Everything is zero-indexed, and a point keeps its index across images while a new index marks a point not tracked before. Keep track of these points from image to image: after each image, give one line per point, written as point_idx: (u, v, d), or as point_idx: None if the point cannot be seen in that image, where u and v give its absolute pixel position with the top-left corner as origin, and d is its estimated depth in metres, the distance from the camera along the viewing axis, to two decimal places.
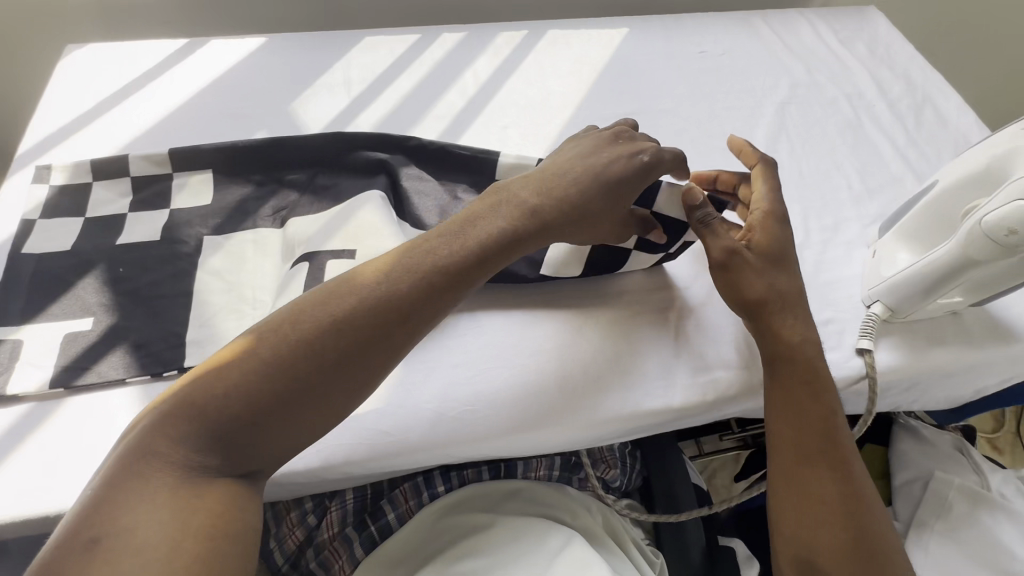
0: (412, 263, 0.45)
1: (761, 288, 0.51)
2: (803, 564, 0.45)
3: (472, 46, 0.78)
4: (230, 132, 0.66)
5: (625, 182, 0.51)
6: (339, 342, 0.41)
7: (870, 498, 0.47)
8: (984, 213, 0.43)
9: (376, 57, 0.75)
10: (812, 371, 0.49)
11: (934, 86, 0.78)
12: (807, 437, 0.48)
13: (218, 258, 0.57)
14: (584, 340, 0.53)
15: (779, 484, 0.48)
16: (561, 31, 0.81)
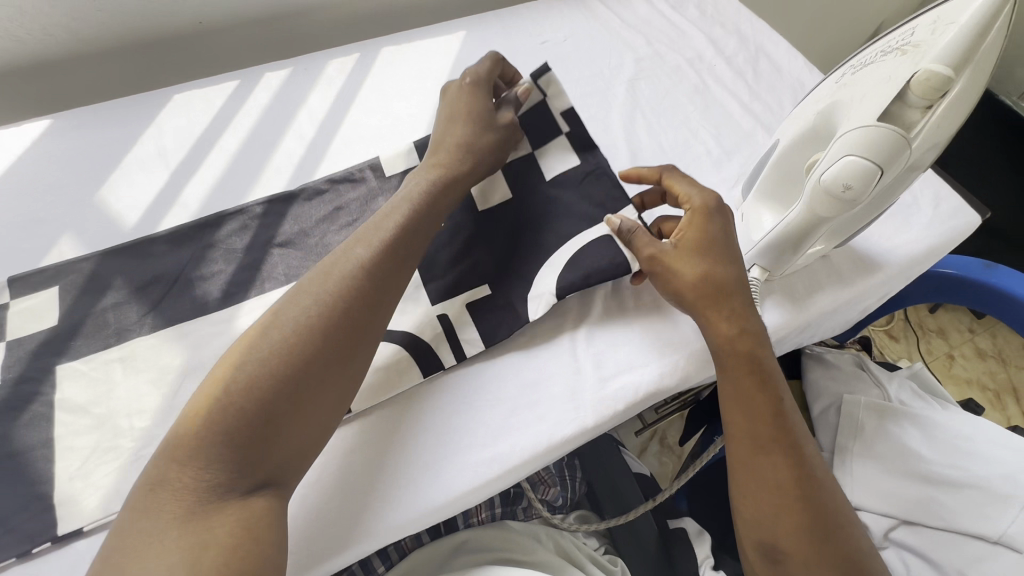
0: (362, 240, 0.47)
1: (693, 283, 0.49)
2: (764, 545, 0.46)
3: (301, 82, 0.70)
4: (28, 246, 0.56)
5: (480, 108, 0.57)
6: (321, 329, 0.42)
7: (824, 480, 0.47)
8: (821, 172, 0.43)
9: (192, 116, 0.66)
10: (756, 358, 0.48)
11: (763, 36, 0.81)
12: (760, 428, 0.47)
13: (51, 397, 0.47)
14: (517, 398, 0.50)
15: (739, 470, 0.48)
16: (395, 47, 0.75)
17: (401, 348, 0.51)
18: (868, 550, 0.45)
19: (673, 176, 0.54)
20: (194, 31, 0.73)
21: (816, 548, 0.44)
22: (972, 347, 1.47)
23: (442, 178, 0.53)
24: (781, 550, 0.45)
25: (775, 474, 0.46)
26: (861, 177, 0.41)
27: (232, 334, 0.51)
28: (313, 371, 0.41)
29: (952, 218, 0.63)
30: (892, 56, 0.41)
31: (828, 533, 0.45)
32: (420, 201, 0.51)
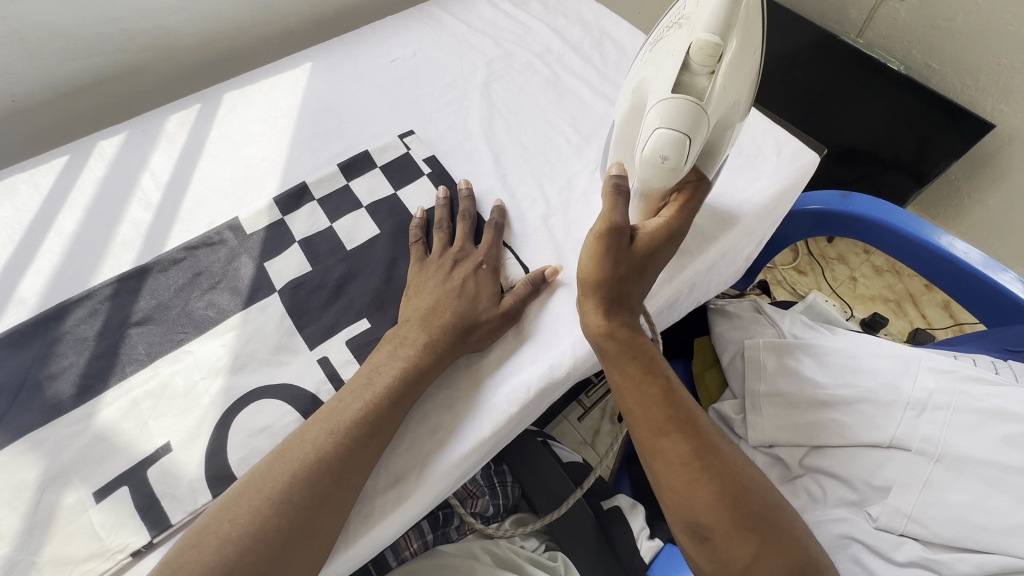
0: (326, 424, 0.45)
1: (613, 288, 0.50)
2: (693, 527, 0.47)
3: (141, 144, 0.66)
4: None
5: (483, 296, 0.53)
6: (279, 521, 0.41)
7: (720, 443, 0.49)
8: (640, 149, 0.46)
9: (18, 202, 0.61)
10: (631, 353, 0.50)
11: (604, 19, 0.84)
12: (654, 413, 0.49)
13: None
14: (408, 445, 0.48)
15: (648, 464, 0.50)
16: (238, 90, 0.72)
17: (287, 405, 0.49)
18: (778, 501, 0.47)
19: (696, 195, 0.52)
20: (7, 110, 0.67)
21: (733, 514, 0.46)
22: (870, 265, 1.59)
23: (427, 364, 0.49)
24: (705, 529, 0.46)
25: (677, 457, 0.48)
26: (677, 146, 0.44)
27: (94, 429, 0.47)
28: (270, 566, 0.39)
29: (794, 160, 0.67)
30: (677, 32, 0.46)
31: (736, 492, 0.47)
32: (395, 398, 0.47)
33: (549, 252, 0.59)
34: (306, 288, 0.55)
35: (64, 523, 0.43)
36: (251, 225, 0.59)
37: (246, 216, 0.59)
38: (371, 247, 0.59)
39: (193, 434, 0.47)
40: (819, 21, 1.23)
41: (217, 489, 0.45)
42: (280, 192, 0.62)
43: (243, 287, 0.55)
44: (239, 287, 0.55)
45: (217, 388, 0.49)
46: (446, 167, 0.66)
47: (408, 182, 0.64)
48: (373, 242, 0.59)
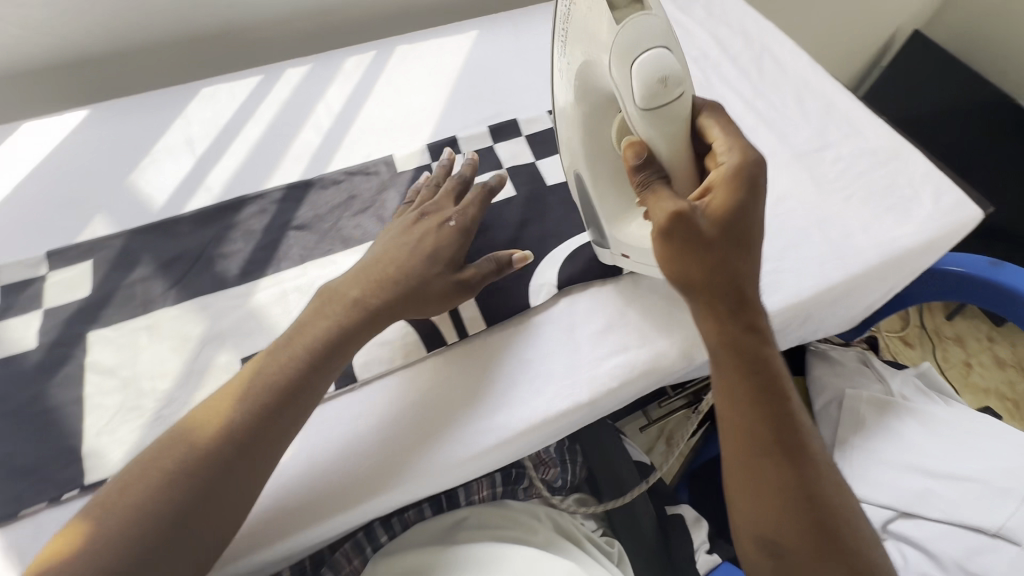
0: (268, 362, 0.46)
1: (727, 277, 0.44)
2: (768, 544, 0.45)
3: (320, 78, 0.74)
4: (63, 222, 0.59)
5: (444, 251, 0.52)
6: (216, 451, 0.42)
7: (825, 473, 0.45)
8: (638, 99, 0.45)
9: (217, 108, 0.70)
10: (741, 353, 0.45)
11: (769, 35, 0.82)
12: (762, 426, 0.45)
13: (92, 355, 0.50)
14: (501, 400, 0.51)
15: (735, 474, 0.46)
16: (410, 45, 0.78)
17: (410, 326, 0.54)
18: (873, 544, 0.44)
19: (716, 116, 0.49)
20: (221, 30, 0.77)
21: (815, 550, 0.43)
22: (991, 355, 1.44)
23: (370, 322, 0.49)
24: (782, 550, 0.44)
25: (772, 479, 0.44)
26: (666, 64, 0.44)
27: (249, 307, 0.54)
28: (195, 499, 0.41)
29: (953, 212, 0.63)
30: (578, 36, 0.48)
31: (829, 529, 0.43)
32: (337, 343, 0.47)
33: None
34: None
35: (216, 377, 0.49)
36: (403, 164, 0.65)
37: (401, 156, 0.65)
38: (505, 207, 0.62)
39: None
40: (1000, 83, 1.16)
41: (339, 383, 0.51)
42: (433, 141, 0.67)
43: (388, 217, 0.60)
44: (384, 216, 0.60)
45: None
46: None
47: (548, 155, 0.67)
48: (508, 203, 0.62)
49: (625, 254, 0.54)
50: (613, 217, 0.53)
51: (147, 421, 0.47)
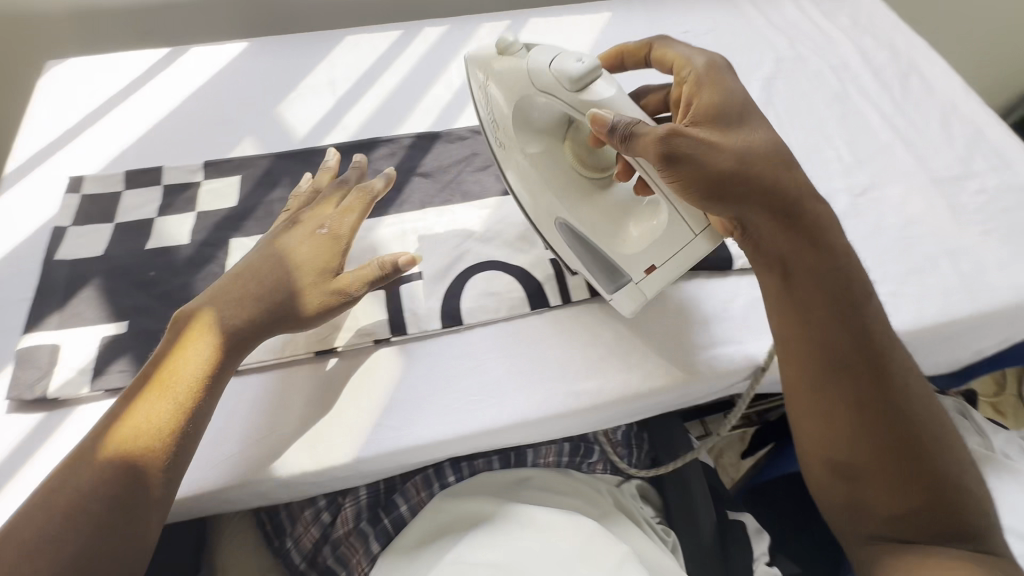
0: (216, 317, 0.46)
1: (766, 167, 0.45)
2: (844, 467, 0.45)
3: (456, 39, 0.77)
4: (217, 138, 0.65)
5: (302, 260, 0.49)
6: (170, 400, 0.43)
7: (909, 385, 0.45)
8: (566, 83, 0.47)
9: (359, 55, 0.74)
10: (802, 259, 0.46)
11: (919, 53, 0.77)
12: (830, 341, 0.45)
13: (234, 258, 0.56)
14: (610, 364, 0.52)
15: (802, 400, 0.46)
16: (543, 19, 0.80)
17: (517, 284, 0.55)
18: (954, 457, 0.44)
19: (666, 44, 0.55)
20: None
21: (893, 464, 0.44)
22: None
23: (293, 269, 0.49)
24: (858, 471, 0.44)
25: (842, 398, 0.45)
26: (551, 58, 0.49)
27: (372, 239, 0.57)
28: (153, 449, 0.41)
29: None
30: (491, 97, 0.52)
31: (910, 443, 0.43)
32: (280, 309, 0.48)
33: None
34: None
35: None
36: None
37: None
38: None
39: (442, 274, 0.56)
40: None
41: (447, 323, 0.53)
42: None
43: None
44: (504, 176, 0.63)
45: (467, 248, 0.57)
46: None
47: None
48: None
49: (647, 269, 0.49)
50: (615, 244, 0.50)
51: None
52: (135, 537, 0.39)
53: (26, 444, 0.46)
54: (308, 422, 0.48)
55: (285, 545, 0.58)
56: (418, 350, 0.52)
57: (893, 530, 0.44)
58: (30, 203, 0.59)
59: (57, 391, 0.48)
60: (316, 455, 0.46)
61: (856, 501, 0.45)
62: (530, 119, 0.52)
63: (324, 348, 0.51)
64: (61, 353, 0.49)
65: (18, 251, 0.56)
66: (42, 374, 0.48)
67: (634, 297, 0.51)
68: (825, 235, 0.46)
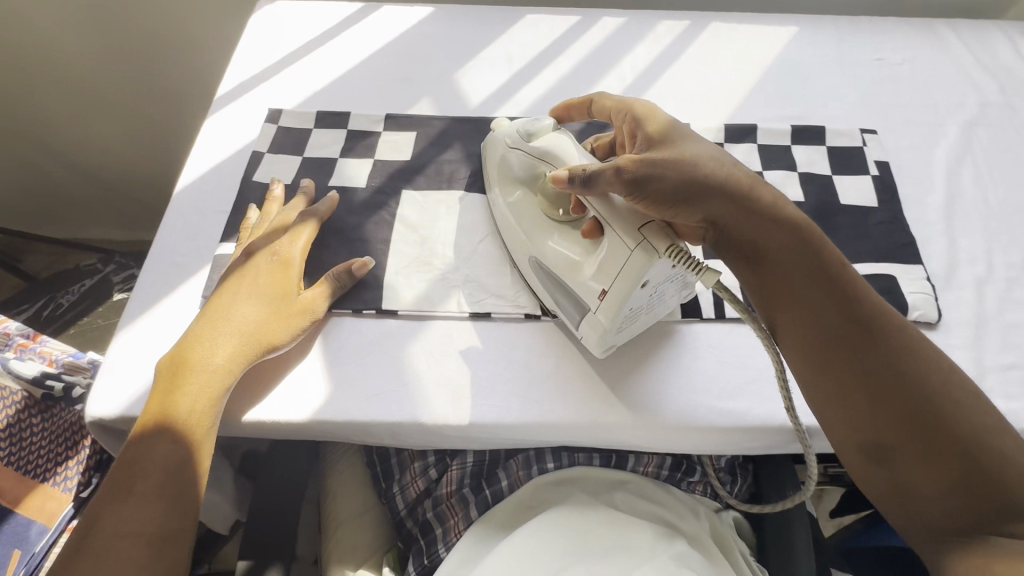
0: (233, 313, 0.49)
1: (728, 163, 0.48)
2: (875, 454, 0.41)
3: (634, 32, 0.76)
4: (399, 94, 0.68)
5: (270, 259, 0.53)
6: (198, 390, 0.45)
7: (914, 350, 0.42)
8: (528, 141, 0.53)
9: (537, 35, 0.75)
10: (772, 234, 0.46)
11: None
12: (828, 323, 0.44)
13: (405, 210, 0.59)
14: (761, 389, 0.50)
15: (819, 403, 0.44)
16: (726, 24, 0.77)
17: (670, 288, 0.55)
18: (996, 426, 0.39)
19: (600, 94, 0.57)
20: None
21: (917, 436, 0.40)
22: None
23: (270, 266, 0.52)
24: (889, 451, 0.40)
25: (846, 382, 0.42)
26: (518, 126, 0.55)
27: None
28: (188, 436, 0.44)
29: None
30: (489, 163, 0.58)
31: (930, 409, 0.40)
32: (269, 298, 0.50)
33: (968, 315, 0.54)
34: None
35: (494, 267, 0.56)
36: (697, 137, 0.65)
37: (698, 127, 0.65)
38: None
39: None
40: None
41: None
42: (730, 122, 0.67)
43: None
44: None
45: None
46: (895, 180, 0.62)
47: (847, 173, 0.63)
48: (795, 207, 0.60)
49: (600, 292, 0.47)
50: (571, 276, 0.50)
51: (436, 280, 0.55)
52: (188, 517, 0.43)
53: None
54: (410, 382, 0.50)
55: (391, 489, 0.62)
56: (568, 333, 0.53)
57: (948, 513, 0.38)
58: (235, 127, 0.65)
59: None
60: (466, 411, 0.48)
61: (899, 486, 0.40)
62: (510, 174, 0.56)
63: (480, 310, 0.53)
64: None
65: (221, 168, 0.62)
66: None
67: (597, 330, 0.49)
68: (789, 208, 0.47)
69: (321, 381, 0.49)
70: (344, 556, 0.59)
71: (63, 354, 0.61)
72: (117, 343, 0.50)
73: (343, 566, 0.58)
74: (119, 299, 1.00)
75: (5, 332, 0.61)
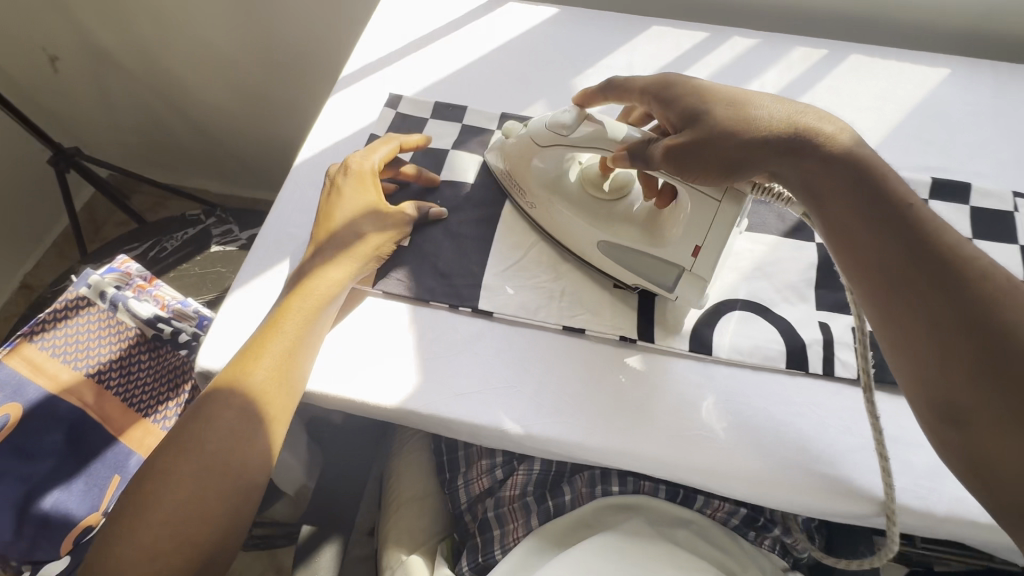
0: (317, 281, 0.51)
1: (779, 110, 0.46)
2: (954, 415, 0.38)
3: (765, 56, 0.72)
4: (516, 93, 0.68)
5: (357, 208, 0.56)
6: (276, 357, 0.47)
7: (1004, 300, 0.38)
8: (568, 134, 0.53)
9: (662, 47, 0.73)
10: (843, 175, 0.43)
11: None
12: (905, 271, 0.40)
13: (510, 213, 0.60)
14: (866, 460, 0.47)
15: (895, 358, 0.41)
16: (868, 58, 0.72)
17: (776, 333, 0.52)
18: None
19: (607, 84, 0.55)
20: None
21: (1007, 394, 0.36)
22: None
23: (348, 245, 0.54)
24: (967, 410, 0.37)
25: (927, 337, 0.39)
26: (545, 121, 0.55)
27: None
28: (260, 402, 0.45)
29: None
30: (518, 171, 0.58)
31: (1020, 371, 0.36)
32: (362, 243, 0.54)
33: None
34: None
35: (592, 283, 0.56)
36: None
37: None
38: None
39: None
40: None
41: (694, 347, 0.52)
42: None
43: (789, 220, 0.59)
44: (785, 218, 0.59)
45: (730, 282, 0.56)
46: None
47: (991, 239, 0.57)
48: None
49: (694, 252, 0.51)
50: (656, 244, 0.53)
51: (532, 287, 0.55)
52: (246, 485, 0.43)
53: None
54: (494, 384, 0.50)
55: (455, 481, 0.64)
56: (663, 365, 0.52)
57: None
58: (356, 107, 0.67)
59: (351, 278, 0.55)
60: (553, 427, 0.48)
61: (968, 449, 0.37)
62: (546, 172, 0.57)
63: (574, 325, 0.53)
64: None
65: (339, 145, 0.64)
66: None
67: (695, 288, 0.51)
68: (860, 155, 0.43)
69: (414, 372, 0.50)
70: (400, 537, 0.59)
71: (174, 300, 0.65)
72: (230, 301, 0.53)
73: (396, 548, 0.58)
74: (214, 251, 1.04)
75: (127, 273, 0.66)
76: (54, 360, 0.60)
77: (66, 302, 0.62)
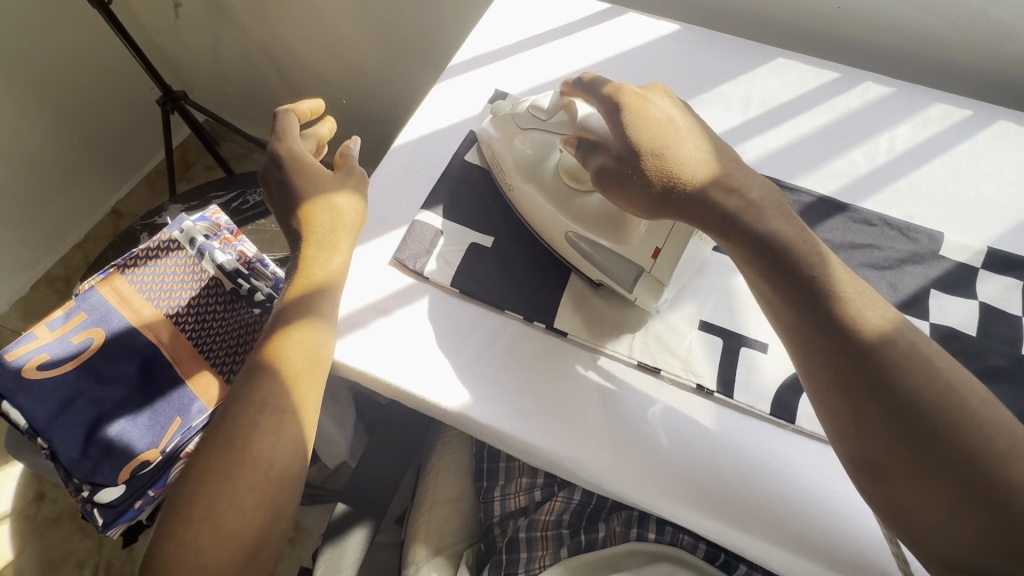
0: (325, 259, 0.50)
1: (704, 147, 0.44)
2: (874, 473, 0.37)
3: (898, 107, 0.66)
4: None
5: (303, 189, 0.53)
6: (300, 332, 0.47)
7: (906, 357, 0.37)
8: (545, 118, 0.56)
9: (785, 82, 0.68)
10: (775, 222, 0.42)
11: None
12: (829, 336, 0.39)
13: None
14: None
15: (823, 422, 0.40)
16: (1020, 127, 0.64)
17: None
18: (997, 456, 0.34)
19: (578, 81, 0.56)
20: (827, 14, 0.72)
21: (918, 467, 0.35)
22: None
23: (331, 220, 0.52)
24: (883, 473, 0.36)
25: (857, 403, 0.37)
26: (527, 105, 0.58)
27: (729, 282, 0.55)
28: (292, 377, 0.45)
29: None
30: (500, 150, 0.59)
31: (926, 436, 0.35)
32: (337, 215, 0.52)
33: None
34: (959, 347, 0.51)
35: (670, 321, 0.53)
36: (946, 251, 0.56)
37: (951, 241, 0.56)
38: None
39: (789, 356, 0.51)
40: None
41: (775, 412, 0.48)
42: (996, 247, 0.56)
43: (902, 291, 0.54)
44: (898, 288, 0.54)
45: None
46: None
47: None
48: None
49: (653, 254, 0.50)
50: (620, 244, 0.51)
51: (609, 314, 0.53)
52: (297, 460, 0.44)
53: (394, 294, 0.54)
54: (553, 408, 0.48)
55: (491, 492, 0.63)
56: (735, 423, 0.48)
57: (949, 543, 0.35)
58: (460, 98, 0.67)
59: (430, 270, 0.55)
60: (609, 472, 0.46)
61: (896, 508, 0.36)
62: (531, 164, 0.57)
63: (649, 363, 0.51)
64: (440, 241, 0.57)
65: (439, 135, 0.64)
66: (424, 252, 0.56)
67: (652, 291, 0.50)
68: (770, 211, 0.42)
69: (479, 379, 0.49)
70: (428, 537, 0.60)
71: (255, 258, 0.68)
72: None
73: (422, 545, 0.58)
74: None
75: (217, 223, 0.69)
76: (139, 295, 0.64)
77: (159, 243, 0.66)
